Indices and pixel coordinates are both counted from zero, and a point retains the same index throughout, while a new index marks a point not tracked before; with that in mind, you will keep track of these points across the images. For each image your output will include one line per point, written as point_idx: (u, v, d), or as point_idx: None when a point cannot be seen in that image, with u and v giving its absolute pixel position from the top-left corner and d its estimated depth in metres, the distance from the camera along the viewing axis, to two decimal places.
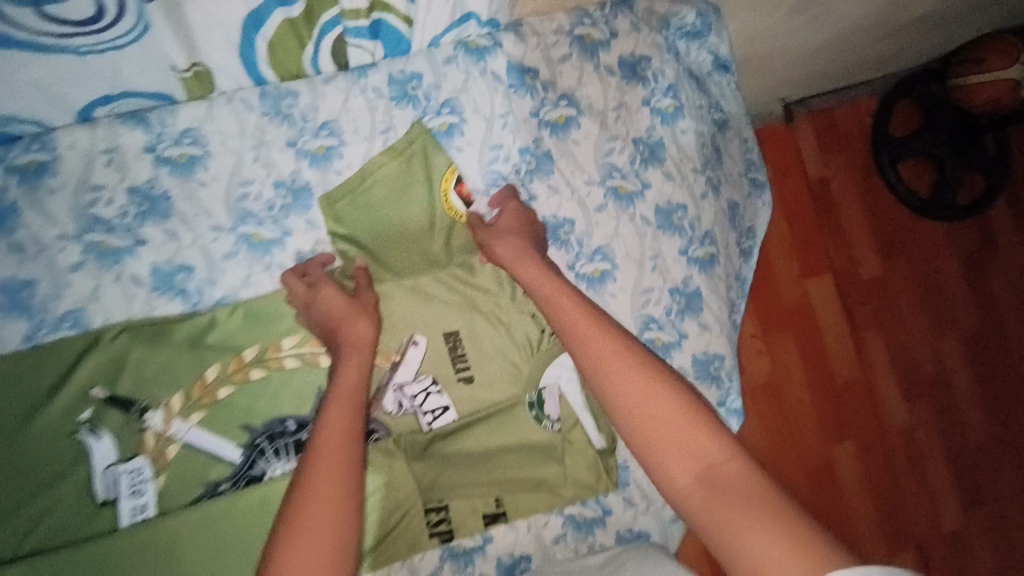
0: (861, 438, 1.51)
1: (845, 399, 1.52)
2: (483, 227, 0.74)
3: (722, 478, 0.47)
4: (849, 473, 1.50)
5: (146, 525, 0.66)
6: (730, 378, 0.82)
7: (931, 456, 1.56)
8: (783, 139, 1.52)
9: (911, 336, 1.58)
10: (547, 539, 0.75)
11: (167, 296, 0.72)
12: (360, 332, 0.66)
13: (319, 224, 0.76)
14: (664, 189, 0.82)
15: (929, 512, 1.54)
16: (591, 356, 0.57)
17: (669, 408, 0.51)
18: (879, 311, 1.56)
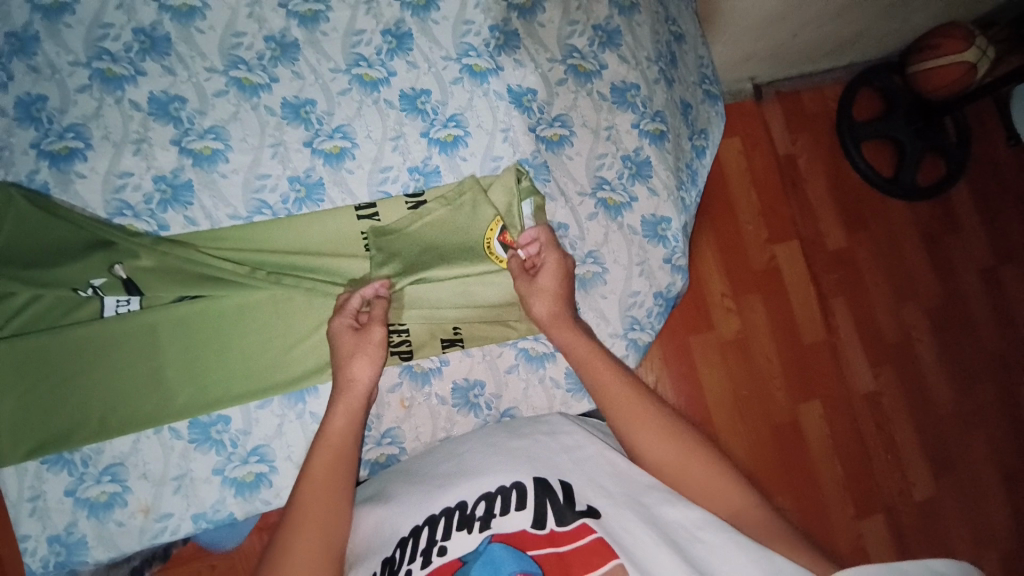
0: (831, 402, 1.48)
1: (815, 361, 1.48)
2: (524, 278, 0.76)
3: (750, 519, 0.60)
4: (819, 436, 1.46)
5: (125, 317, 0.72)
6: (678, 239, 0.89)
7: (899, 427, 1.54)
8: (748, 113, 1.56)
9: (877, 305, 1.58)
10: (500, 368, 0.82)
11: (163, 121, 0.78)
12: (359, 378, 0.69)
13: (304, 75, 0.83)
14: (619, 71, 0.91)
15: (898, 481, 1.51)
16: (630, 423, 0.67)
17: (703, 470, 0.63)
18: (843, 279, 1.57)
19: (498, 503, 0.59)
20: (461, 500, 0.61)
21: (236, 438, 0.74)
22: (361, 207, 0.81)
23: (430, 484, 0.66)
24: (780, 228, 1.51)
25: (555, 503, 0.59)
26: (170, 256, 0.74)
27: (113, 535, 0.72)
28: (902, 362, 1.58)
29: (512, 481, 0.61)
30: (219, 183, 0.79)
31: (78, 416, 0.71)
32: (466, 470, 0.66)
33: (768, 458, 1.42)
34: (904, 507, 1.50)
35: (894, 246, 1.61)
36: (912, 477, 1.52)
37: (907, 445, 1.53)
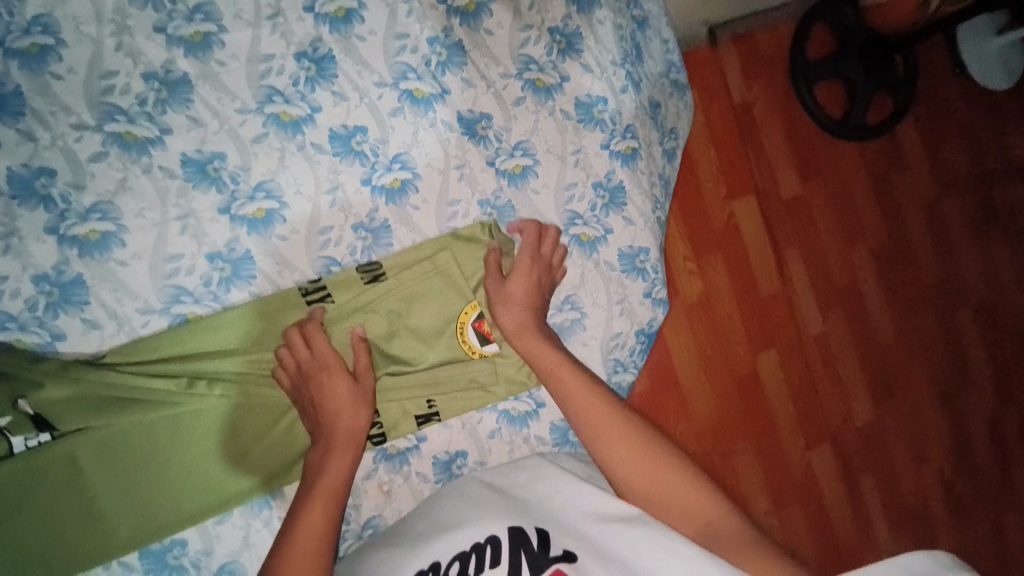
0: (787, 350, 1.46)
1: (773, 312, 1.44)
2: (497, 280, 0.73)
3: (719, 531, 0.56)
4: (777, 384, 1.44)
5: (39, 454, 0.61)
6: (656, 270, 0.84)
7: (849, 367, 1.56)
8: (704, 61, 1.44)
9: (827, 248, 1.56)
10: (481, 434, 0.77)
11: (32, 204, 0.63)
12: (356, 423, 0.66)
13: (204, 120, 0.68)
14: (582, 82, 0.80)
15: (845, 415, 1.54)
16: (594, 431, 0.65)
17: (671, 483, 0.60)
18: (797, 227, 1.53)
19: (472, 562, 0.56)
20: (434, 561, 0.57)
21: (198, 560, 0.68)
22: (309, 290, 0.70)
23: (402, 547, 0.62)
24: (738, 182, 1.42)
25: (530, 552, 0.56)
26: (86, 381, 0.62)
27: None
28: (851, 301, 1.57)
29: (486, 535, 0.58)
30: (119, 273, 0.65)
31: (9, 572, 0.61)
32: (437, 527, 0.62)
33: (732, 412, 1.38)
34: (852, 439, 1.54)
35: (844, 187, 1.58)
36: (859, 409, 1.56)
37: (856, 382, 1.56)
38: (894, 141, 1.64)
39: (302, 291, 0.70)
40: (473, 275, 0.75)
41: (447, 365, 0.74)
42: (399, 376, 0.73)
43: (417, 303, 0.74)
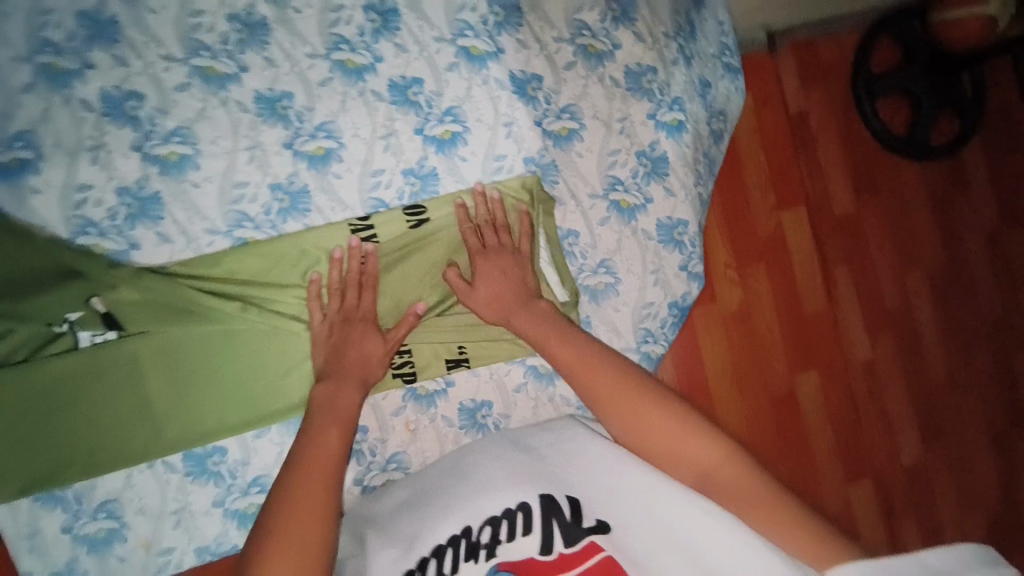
0: (830, 375, 1.35)
1: (817, 330, 1.35)
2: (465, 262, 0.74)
3: (719, 479, 0.54)
4: (814, 407, 1.35)
5: (103, 350, 0.66)
6: (694, 244, 0.83)
7: (894, 398, 1.47)
8: (761, 65, 1.40)
9: (880, 270, 1.48)
10: (508, 387, 0.78)
11: (120, 123, 0.68)
12: (370, 351, 0.70)
13: (277, 62, 0.73)
14: (634, 51, 0.81)
15: (887, 447, 1.45)
16: (587, 383, 0.64)
17: (664, 429, 0.58)
18: (847, 246, 1.46)
19: (504, 528, 0.54)
20: (465, 526, 0.56)
21: (234, 470, 0.72)
22: (357, 226, 0.74)
23: (429, 509, 0.60)
24: (789, 193, 1.34)
25: (562, 522, 0.53)
26: (154, 289, 0.67)
27: (114, 566, 0.70)
28: (899, 328, 1.49)
29: (518, 501, 0.55)
30: (191, 194, 0.70)
31: (64, 453, 0.66)
32: (464, 489, 0.60)
33: (766, 430, 1.31)
34: (894, 474, 1.43)
35: (900, 208, 1.50)
36: (901, 441, 1.46)
37: (901, 413, 1.47)
38: (954, 164, 1.56)
39: (351, 227, 0.74)
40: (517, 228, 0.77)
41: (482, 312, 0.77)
42: (433, 319, 0.75)
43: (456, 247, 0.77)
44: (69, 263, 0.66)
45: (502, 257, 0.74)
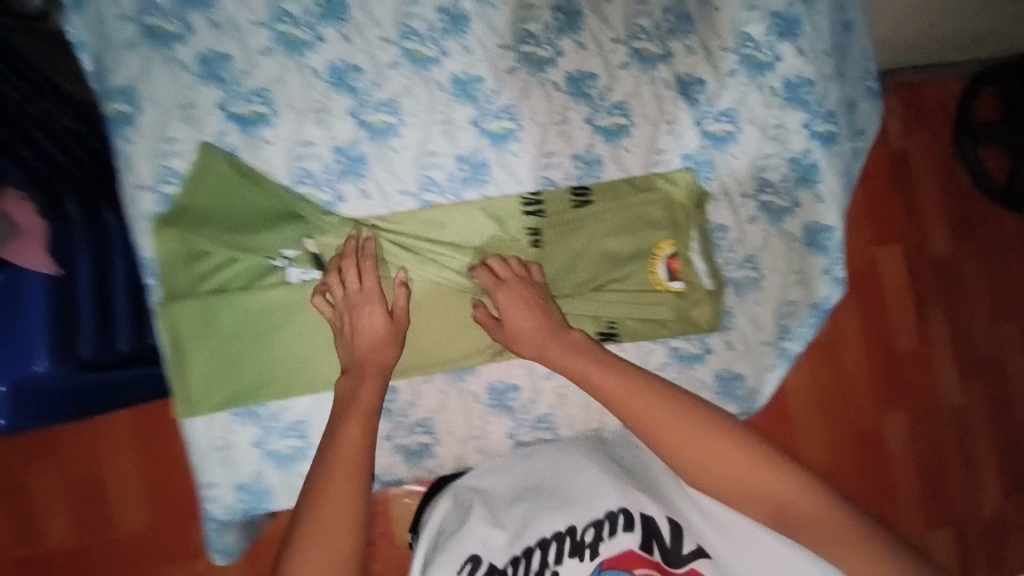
0: (917, 413, 1.35)
1: (904, 369, 1.35)
2: (496, 286, 0.74)
3: (800, 514, 0.60)
4: (901, 448, 1.33)
5: (310, 286, 0.75)
6: (840, 250, 0.86)
7: (980, 448, 1.38)
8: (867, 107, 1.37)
9: (975, 321, 1.39)
10: (651, 364, 0.83)
11: (341, 92, 0.77)
12: (386, 358, 0.71)
13: (473, 49, 0.80)
14: (795, 65, 0.85)
15: (968, 495, 1.37)
16: (644, 425, 0.66)
17: (738, 463, 0.63)
18: (944, 289, 1.38)
19: (606, 528, 0.62)
20: (569, 524, 0.64)
21: (403, 409, 0.80)
22: (529, 200, 0.81)
23: (525, 510, 0.69)
24: (884, 232, 1.35)
25: (662, 544, 0.60)
26: (358, 238, 0.76)
27: (296, 481, 0.80)
28: (994, 380, 1.39)
29: (620, 505, 0.63)
30: (391, 157, 0.78)
31: (264, 371, 0.76)
32: (563, 492, 0.68)
33: (849, 464, 1.31)
34: (976, 527, 1.36)
35: (1002, 256, 1.41)
36: (986, 494, 1.37)
37: (989, 468, 1.38)
38: None
39: (522, 201, 0.81)
40: (672, 217, 0.82)
41: (631, 292, 0.82)
42: (587, 292, 0.81)
43: (614, 229, 0.82)
44: (293, 208, 0.76)
45: (523, 289, 0.74)
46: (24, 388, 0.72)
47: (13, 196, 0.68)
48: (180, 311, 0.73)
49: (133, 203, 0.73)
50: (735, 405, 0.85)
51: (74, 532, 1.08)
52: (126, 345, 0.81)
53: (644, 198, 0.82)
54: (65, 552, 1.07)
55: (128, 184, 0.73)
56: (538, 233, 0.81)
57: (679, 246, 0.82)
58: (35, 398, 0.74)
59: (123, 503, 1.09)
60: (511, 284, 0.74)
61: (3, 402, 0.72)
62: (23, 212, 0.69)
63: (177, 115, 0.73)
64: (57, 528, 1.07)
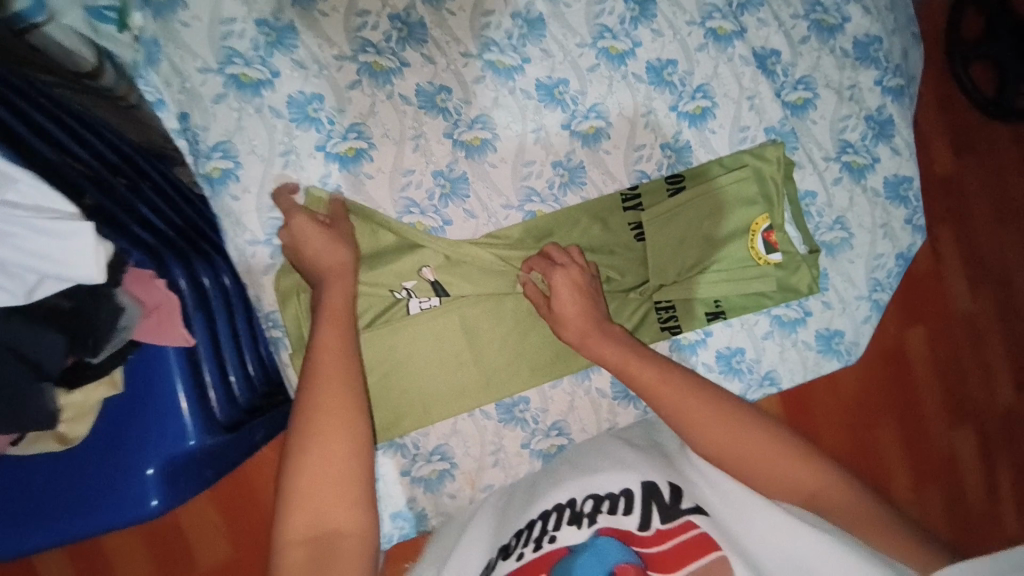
0: (936, 327, 1.38)
1: (922, 286, 1.38)
2: (553, 271, 0.73)
3: (825, 503, 0.59)
4: (924, 361, 1.36)
5: (436, 312, 0.76)
6: (918, 199, 0.90)
7: (994, 352, 1.41)
8: None
9: (981, 231, 1.42)
10: (757, 334, 0.87)
11: (433, 114, 0.77)
12: (338, 258, 0.66)
13: (552, 52, 0.81)
14: (862, 23, 0.88)
15: (986, 396, 1.40)
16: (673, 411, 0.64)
17: (764, 451, 0.61)
18: (951, 206, 1.41)
19: (606, 504, 0.61)
20: (570, 498, 0.63)
21: (537, 415, 0.81)
22: (626, 195, 0.82)
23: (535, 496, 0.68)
24: None
25: (661, 503, 0.59)
26: (471, 259, 0.77)
27: (447, 505, 0.79)
28: (1002, 285, 1.42)
29: (622, 487, 0.62)
30: (490, 173, 0.79)
31: (401, 405, 0.77)
32: (571, 472, 0.68)
33: (878, 382, 1.33)
34: (996, 424, 1.40)
35: (1001, 165, 1.44)
36: (1004, 392, 1.40)
37: (1007, 371, 1.41)
38: None
39: (621, 196, 0.82)
40: (762, 191, 0.84)
41: (735, 269, 0.84)
42: (692, 276, 0.83)
43: (709, 210, 0.83)
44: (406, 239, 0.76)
45: (572, 276, 0.73)
46: (176, 462, 0.67)
47: (140, 274, 0.64)
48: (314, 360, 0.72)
49: (248, 259, 0.72)
50: (839, 360, 0.89)
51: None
52: (244, 400, 0.76)
53: (733, 174, 0.83)
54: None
55: (240, 240, 0.72)
56: (639, 226, 0.83)
57: (773, 218, 0.84)
58: (186, 470, 0.68)
59: (201, 544, 1.05)
60: (569, 271, 0.74)
61: (158, 480, 0.65)
62: (149, 288, 0.64)
63: (279, 163, 0.72)
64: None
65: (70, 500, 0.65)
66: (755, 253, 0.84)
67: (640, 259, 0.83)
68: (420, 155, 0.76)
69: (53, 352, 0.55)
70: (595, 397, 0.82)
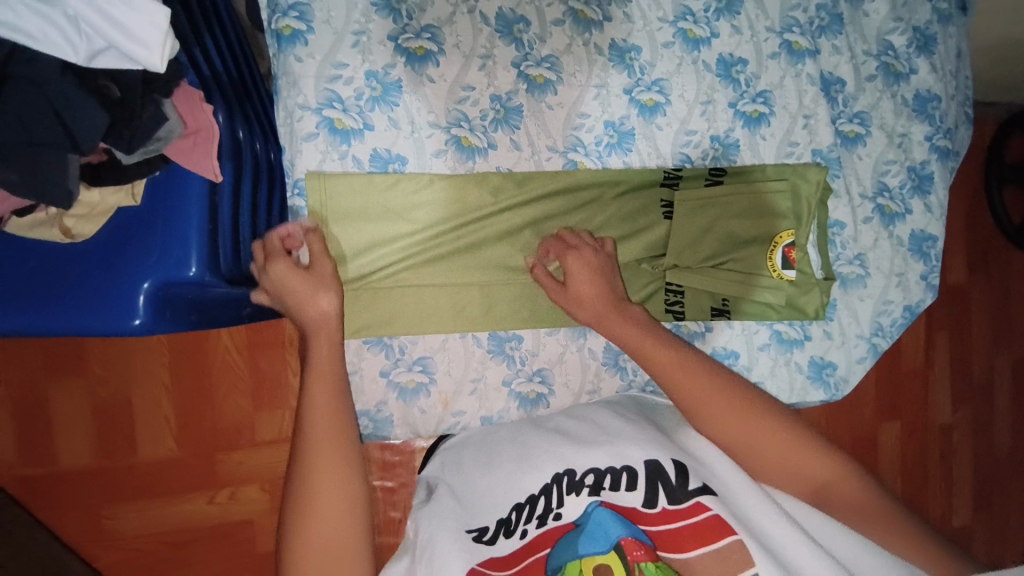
0: (911, 427, 1.39)
1: (908, 387, 1.39)
2: (563, 253, 0.76)
3: (832, 495, 0.63)
4: (892, 457, 1.38)
5: (457, 230, 0.78)
6: (938, 259, 0.92)
7: (961, 467, 1.43)
8: None
9: (974, 345, 1.43)
10: (755, 343, 0.87)
11: (507, 41, 0.78)
12: (319, 308, 0.67)
13: (633, 18, 0.82)
14: (927, 79, 0.91)
15: (941, 507, 1.43)
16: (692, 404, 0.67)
17: (773, 445, 0.65)
18: (951, 316, 1.42)
19: (608, 480, 0.61)
20: (567, 468, 0.64)
21: (525, 357, 0.81)
22: (667, 172, 0.84)
23: (527, 459, 0.68)
24: None
25: (668, 485, 0.59)
26: (504, 192, 0.78)
27: (415, 418, 0.79)
28: (981, 405, 1.44)
29: (622, 462, 0.62)
30: (545, 114, 0.80)
31: (397, 308, 0.77)
32: (569, 439, 0.68)
33: None
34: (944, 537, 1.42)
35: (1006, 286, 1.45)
36: (959, 509, 1.43)
37: (964, 486, 1.43)
38: None
39: (662, 173, 0.84)
40: (795, 210, 0.86)
41: (749, 275, 0.85)
42: (705, 267, 0.84)
43: (739, 212, 0.85)
44: (449, 151, 0.77)
45: (583, 255, 0.76)
46: (170, 291, 0.65)
47: (191, 93, 0.64)
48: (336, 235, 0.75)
49: (293, 122, 0.72)
50: (825, 391, 0.89)
51: (95, 456, 1.07)
52: (247, 264, 0.76)
53: (775, 190, 0.85)
54: (84, 471, 1.07)
55: (291, 102, 0.72)
56: (670, 206, 0.84)
57: (798, 236, 0.85)
58: (173, 302, 0.67)
59: (150, 431, 1.08)
60: (581, 252, 0.76)
61: (147, 303, 0.64)
62: (195, 109, 0.64)
63: (348, 40, 0.73)
64: (77, 449, 1.06)
65: (48, 293, 0.63)
66: (770, 263, 0.85)
67: (663, 238, 0.85)
68: (483, 75, 0.77)
69: (94, 129, 0.55)
70: (584, 360, 0.82)
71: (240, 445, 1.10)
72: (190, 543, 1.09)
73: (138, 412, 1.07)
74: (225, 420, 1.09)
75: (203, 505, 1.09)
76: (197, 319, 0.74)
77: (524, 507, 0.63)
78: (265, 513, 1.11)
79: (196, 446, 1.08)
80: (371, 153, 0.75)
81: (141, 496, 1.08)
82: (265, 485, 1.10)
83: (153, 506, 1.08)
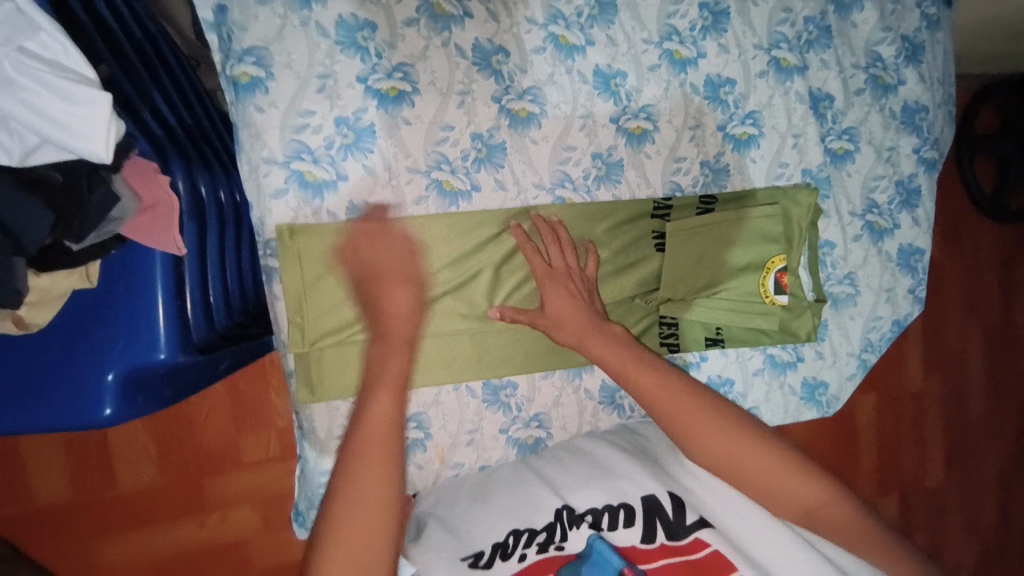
0: (885, 397, 1.38)
1: (887, 361, 1.37)
2: (545, 271, 0.72)
3: (822, 517, 0.60)
4: (867, 429, 1.37)
5: (443, 281, 0.73)
6: (926, 272, 0.92)
7: (936, 440, 1.42)
8: None
9: (948, 319, 1.41)
10: (749, 370, 0.87)
11: (486, 74, 0.73)
12: (399, 305, 0.65)
13: (617, 41, 0.78)
14: (915, 89, 0.89)
15: (915, 469, 1.41)
16: (675, 424, 0.64)
17: (759, 464, 0.62)
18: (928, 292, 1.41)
19: (605, 519, 0.60)
20: (564, 505, 0.63)
21: (521, 403, 0.79)
22: (657, 204, 0.81)
23: (521, 497, 0.67)
24: None
25: (665, 522, 0.59)
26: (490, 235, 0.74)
27: (412, 474, 0.77)
28: (954, 375, 1.42)
29: (619, 500, 0.62)
30: (530, 149, 0.76)
31: None
32: (563, 483, 0.67)
33: (823, 442, 1.34)
34: (920, 499, 1.41)
35: (977, 261, 1.43)
36: (933, 469, 1.41)
37: (937, 451, 1.42)
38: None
39: (652, 204, 0.81)
40: (788, 233, 0.84)
41: (741, 302, 0.84)
42: (697, 298, 0.83)
43: (728, 237, 0.83)
44: (433, 198, 0.73)
45: (563, 279, 0.72)
46: (139, 374, 0.61)
47: (143, 166, 0.59)
48: (297, 280, 0.69)
49: (259, 178, 0.67)
50: (818, 411, 0.90)
51: (70, 488, 0.98)
52: (221, 324, 0.70)
53: (762, 211, 0.83)
54: (58, 507, 0.98)
55: (255, 155, 0.67)
56: (660, 238, 0.82)
57: (789, 260, 0.84)
58: (146, 385, 0.62)
59: (127, 459, 0.99)
60: (561, 270, 0.73)
61: (117, 388, 0.60)
62: (149, 183, 0.59)
63: (314, 85, 0.67)
64: (52, 486, 0.97)
65: (11, 384, 0.59)
66: (760, 289, 0.84)
67: (655, 270, 0.82)
68: (462, 113, 0.73)
69: (36, 233, 0.50)
70: (580, 400, 0.81)
71: (224, 466, 1.02)
72: (185, 569, 1.02)
73: (115, 442, 0.98)
74: (207, 441, 1.01)
75: (195, 529, 1.02)
76: (177, 393, 0.68)
77: (523, 534, 0.61)
78: (263, 531, 1.04)
79: (179, 471, 1.00)
80: (348, 204, 0.70)
81: (125, 527, 1.00)
82: (258, 503, 1.03)
83: (141, 538, 1.00)
